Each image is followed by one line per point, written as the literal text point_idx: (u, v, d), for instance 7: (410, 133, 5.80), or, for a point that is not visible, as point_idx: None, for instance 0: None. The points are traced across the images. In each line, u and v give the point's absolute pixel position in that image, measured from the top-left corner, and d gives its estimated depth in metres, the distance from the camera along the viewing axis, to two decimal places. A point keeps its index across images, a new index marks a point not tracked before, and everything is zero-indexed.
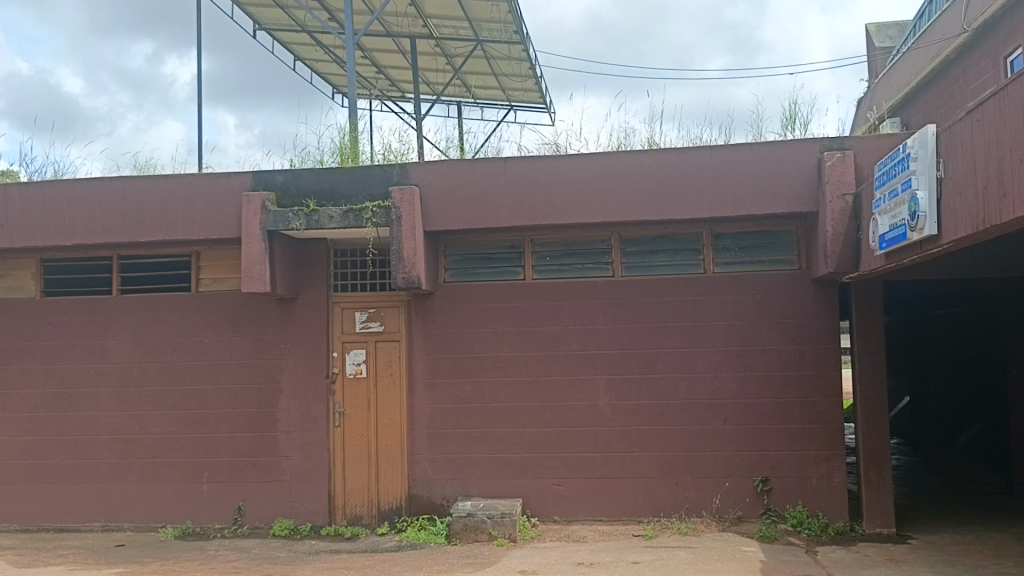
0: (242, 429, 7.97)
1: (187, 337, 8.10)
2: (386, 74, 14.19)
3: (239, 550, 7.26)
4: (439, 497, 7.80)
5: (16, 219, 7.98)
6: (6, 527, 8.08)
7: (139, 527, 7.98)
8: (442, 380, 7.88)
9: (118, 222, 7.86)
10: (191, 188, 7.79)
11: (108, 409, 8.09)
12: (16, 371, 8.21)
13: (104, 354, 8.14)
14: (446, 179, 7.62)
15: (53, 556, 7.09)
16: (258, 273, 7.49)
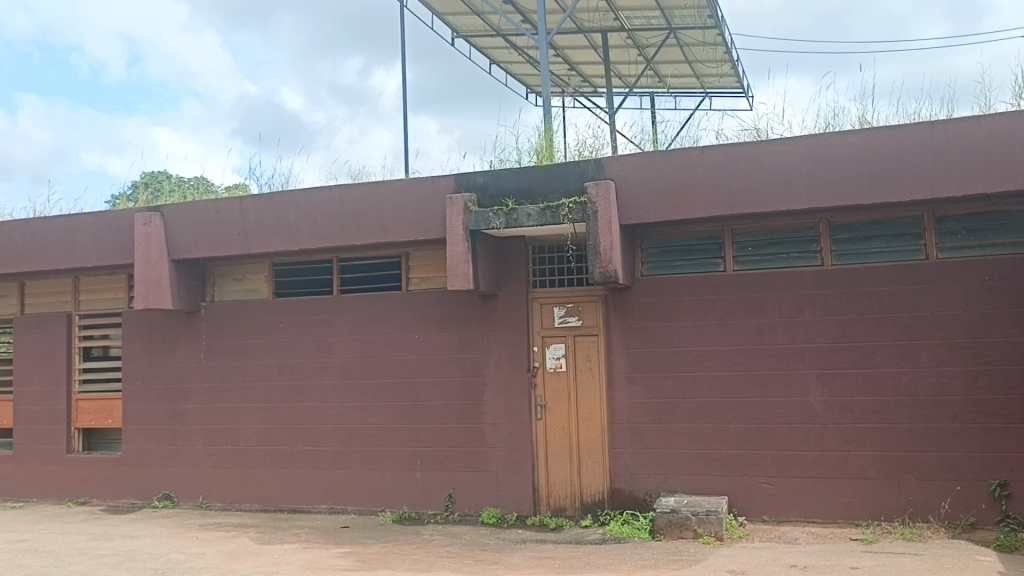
0: (451, 420, 8.35)
1: (399, 333, 8.60)
2: (579, 70, 14.29)
3: (452, 536, 7.61)
4: (642, 491, 7.77)
5: (251, 228, 8.79)
6: (248, 506, 8.94)
7: (362, 511, 8.56)
8: (642, 373, 7.84)
9: (337, 228, 8.49)
10: (400, 193, 8.24)
11: (333, 400, 8.76)
12: (253, 365, 9.07)
13: (328, 350, 8.82)
14: (642, 172, 7.57)
15: (289, 535, 7.78)
16: (461, 271, 7.79)
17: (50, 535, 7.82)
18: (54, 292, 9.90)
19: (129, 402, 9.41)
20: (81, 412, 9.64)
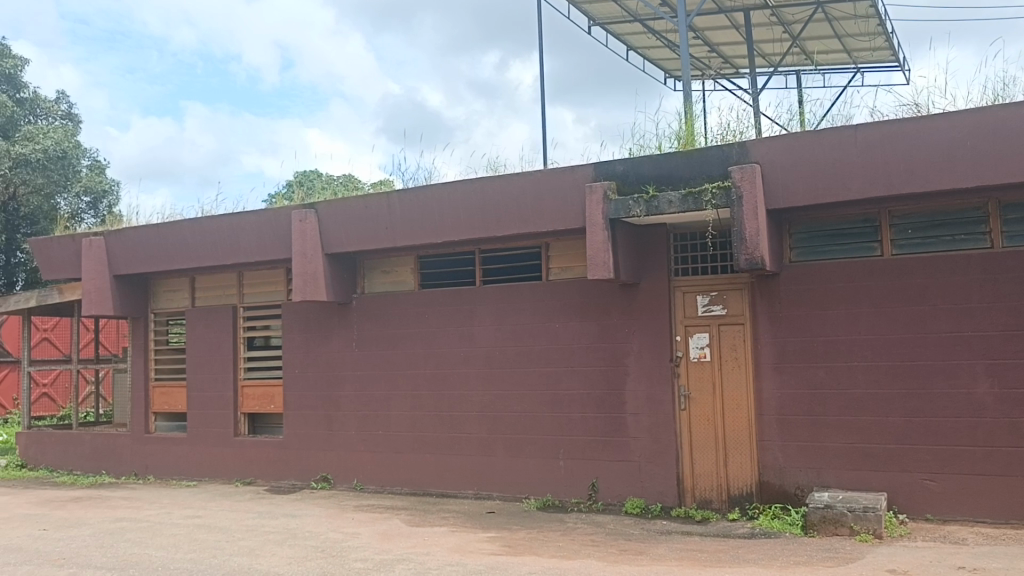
0: (593, 409, 8.36)
1: (541, 322, 8.67)
2: (719, 52, 13.90)
3: (596, 525, 7.62)
4: (793, 485, 7.51)
5: (398, 222, 9.09)
6: (398, 490, 9.29)
7: (506, 497, 8.71)
8: (791, 363, 7.56)
9: (479, 220, 8.65)
10: (540, 184, 8.29)
11: (477, 389, 8.95)
12: (401, 354, 9.40)
13: (471, 339, 9.02)
14: (789, 154, 7.29)
15: (438, 518, 8.03)
16: (602, 260, 7.77)
17: (222, 511, 8.42)
18: (221, 286, 10.63)
19: (289, 388, 9.98)
20: (247, 398, 10.30)
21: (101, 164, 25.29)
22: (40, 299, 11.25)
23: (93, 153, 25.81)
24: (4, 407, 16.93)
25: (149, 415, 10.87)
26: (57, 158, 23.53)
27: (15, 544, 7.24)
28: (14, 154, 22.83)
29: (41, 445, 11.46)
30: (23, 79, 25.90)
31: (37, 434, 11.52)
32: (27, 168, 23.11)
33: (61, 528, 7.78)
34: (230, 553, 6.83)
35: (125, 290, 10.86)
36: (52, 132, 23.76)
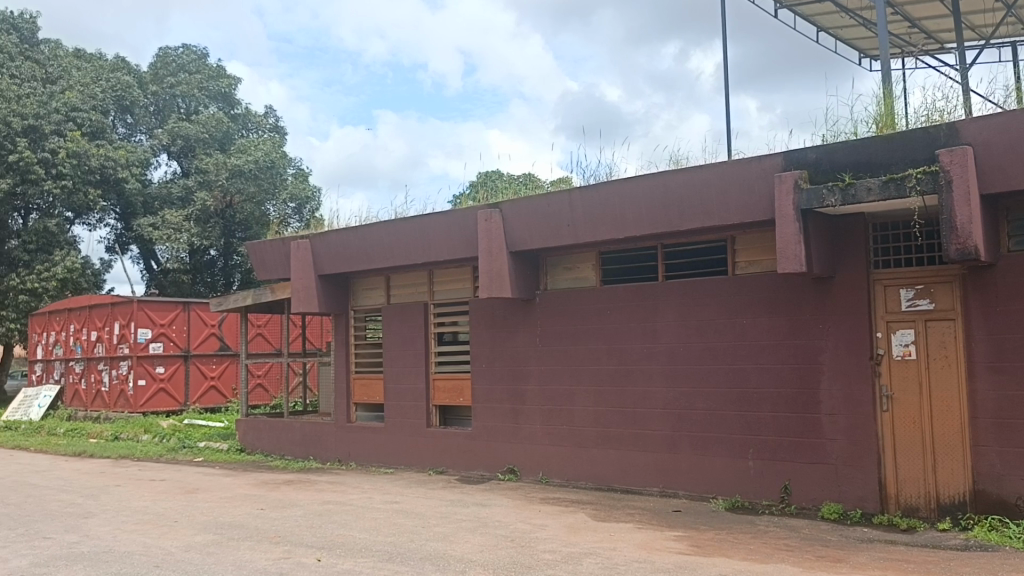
0: (784, 408, 8.03)
1: (728, 318, 8.44)
2: (922, 27, 12.92)
3: (790, 529, 7.32)
4: (1013, 495, 6.86)
5: (580, 219, 9.14)
6: (583, 484, 9.35)
7: (693, 496, 8.55)
8: (1010, 362, 6.91)
9: (662, 215, 8.54)
10: (726, 176, 8.06)
11: (661, 385, 8.85)
12: (584, 350, 9.46)
13: (655, 335, 8.92)
14: (1006, 133, 6.68)
15: (624, 514, 8.02)
16: (793, 253, 7.44)
17: (417, 498, 8.85)
18: (413, 284, 11.15)
19: (477, 382, 10.31)
20: (438, 391, 10.76)
21: (304, 172, 27.28)
22: (255, 297, 12.25)
23: (297, 162, 27.90)
24: (225, 396, 18.66)
25: (350, 406, 11.60)
26: (266, 167, 25.59)
27: (238, 521, 7.98)
28: (230, 165, 25.07)
29: (258, 431, 12.53)
30: (237, 97, 28.43)
31: (254, 421, 12.60)
32: (241, 178, 25.32)
33: (276, 508, 8.47)
34: (425, 538, 7.16)
35: (328, 288, 11.64)
36: (262, 144, 25.92)
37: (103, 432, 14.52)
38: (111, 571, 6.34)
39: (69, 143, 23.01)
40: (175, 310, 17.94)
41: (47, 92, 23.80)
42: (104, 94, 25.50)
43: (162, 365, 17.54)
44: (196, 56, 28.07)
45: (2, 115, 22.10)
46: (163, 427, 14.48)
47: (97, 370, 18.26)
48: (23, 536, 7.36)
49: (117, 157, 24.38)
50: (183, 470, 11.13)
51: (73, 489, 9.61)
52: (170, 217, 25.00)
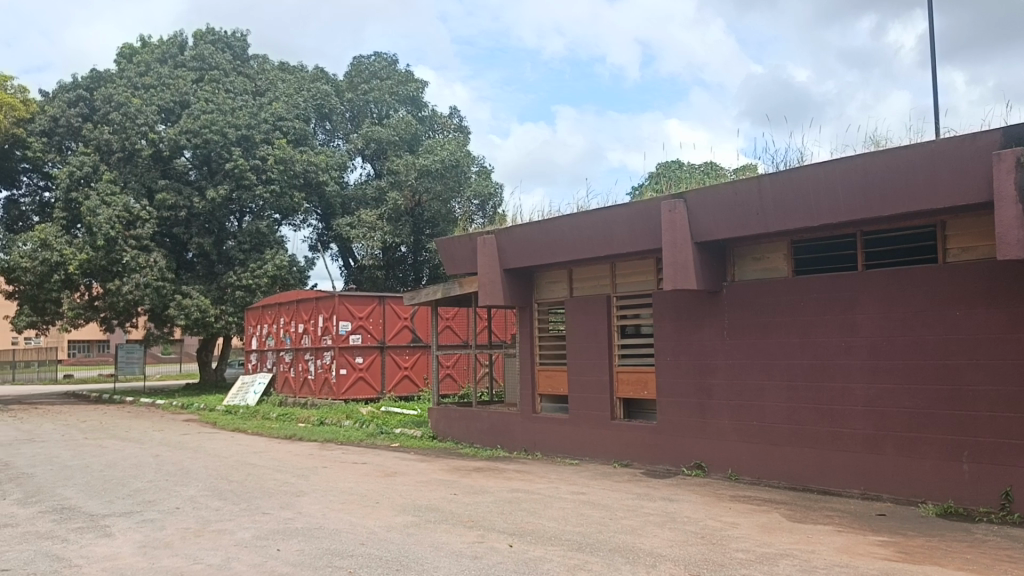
0: (1004, 408, 7.35)
1: (937, 310, 7.83)
2: None
3: (1012, 540, 6.70)
4: None
5: (770, 207, 8.81)
6: (776, 483, 9.00)
7: (899, 500, 8.02)
8: None
9: (861, 200, 8.06)
10: (933, 157, 7.49)
11: (861, 381, 8.36)
12: (776, 344, 9.10)
13: (854, 329, 8.44)
14: None
15: (821, 516, 7.65)
16: (1014, 238, 6.81)
17: (604, 490, 8.87)
18: (597, 276, 11.17)
19: (662, 376, 10.19)
20: (622, 384, 10.75)
21: (487, 170, 28.06)
22: (445, 291, 12.76)
23: (480, 160, 28.77)
24: (418, 385, 19.56)
25: (535, 397, 11.83)
26: (451, 167, 26.45)
27: (434, 504, 8.34)
28: (419, 165, 26.14)
29: (449, 420, 13.04)
30: (424, 99, 29.70)
31: (445, 410, 13.12)
32: (429, 177, 26.36)
33: (469, 494, 8.79)
34: (615, 530, 7.17)
35: (513, 281, 11.89)
36: (448, 144, 26.90)
37: (310, 417, 15.65)
38: (322, 547, 6.81)
39: (277, 150, 24.91)
40: (372, 304, 19.03)
41: (257, 104, 25.94)
42: (305, 102, 27.53)
43: (361, 355, 18.64)
44: (386, 62, 29.58)
45: (222, 127, 24.29)
46: (363, 413, 15.41)
47: (304, 360, 19.71)
48: (247, 511, 8.07)
49: (317, 162, 26.15)
50: (382, 454, 11.79)
51: (286, 469, 10.43)
52: (365, 216, 26.50)
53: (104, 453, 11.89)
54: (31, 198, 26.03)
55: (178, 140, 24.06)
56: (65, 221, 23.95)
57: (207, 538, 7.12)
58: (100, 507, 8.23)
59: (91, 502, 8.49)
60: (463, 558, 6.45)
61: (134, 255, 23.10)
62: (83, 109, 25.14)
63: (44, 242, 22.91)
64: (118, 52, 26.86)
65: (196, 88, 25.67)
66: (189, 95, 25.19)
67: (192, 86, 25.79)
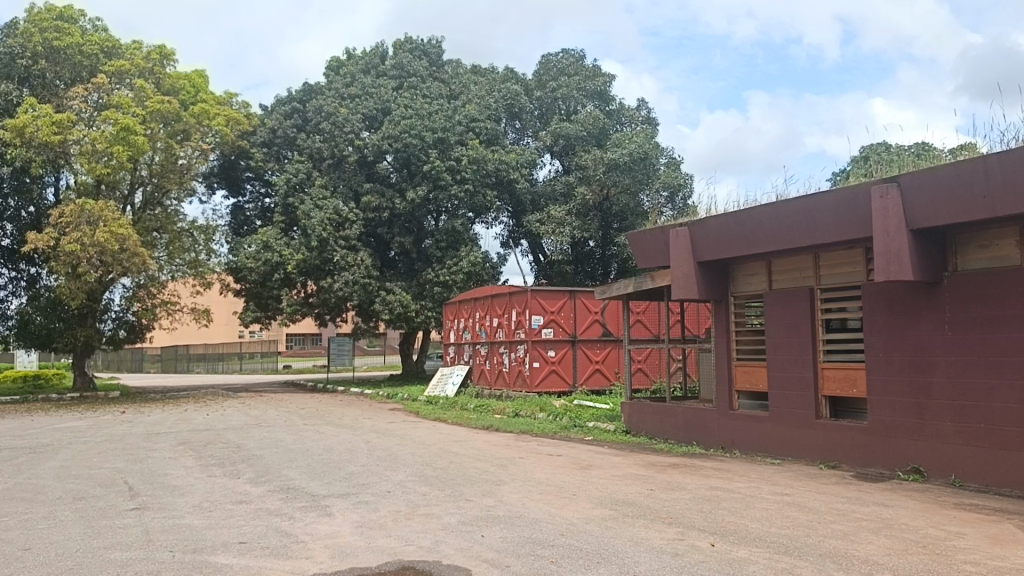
0: None
1: None
2: None
3: None
4: None
5: (998, 189, 8.02)
6: (1007, 492, 8.21)
7: None
8: None
9: None
10: None
11: None
12: (1007, 339, 8.30)
13: None
14: None
15: None
16: None
17: (810, 492, 8.47)
18: (798, 267, 10.68)
19: (872, 373, 9.58)
20: (828, 381, 10.21)
21: (676, 161, 27.61)
22: (637, 284, 12.67)
23: (669, 151, 28.37)
24: (609, 379, 19.58)
25: (733, 392, 11.49)
26: (640, 159, 26.19)
27: (631, 499, 8.32)
28: (607, 160, 25.98)
29: (642, 415, 12.96)
30: (611, 93, 29.58)
31: (639, 404, 13.06)
32: (617, 171, 26.17)
33: (666, 490, 8.69)
34: (823, 534, 6.82)
35: (709, 275, 11.60)
36: (636, 137, 26.66)
37: (505, 408, 16.09)
38: (524, 535, 6.98)
39: (470, 151, 25.74)
40: (563, 299, 19.29)
41: (452, 107, 26.92)
42: (496, 103, 28.32)
43: (553, 349, 18.94)
44: (574, 58, 29.71)
45: (419, 131, 25.46)
46: (556, 406, 15.64)
47: (499, 353, 20.26)
48: (452, 497, 8.43)
49: (509, 160, 26.73)
50: (577, 447, 11.90)
51: (486, 458, 10.78)
52: (554, 212, 26.77)
53: (321, 438, 12.83)
54: (254, 205, 28.57)
55: (381, 145, 25.54)
56: (283, 224, 26.13)
57: (417, 521, 7.50)
58: (320, 488, 8.89)
59: (312, 483, 9.19)
60: (664, 555, 6.38)
61: (344, 254, 24.72)
62: (297, 120, 27.34)
63: (266, 244, 25.13)
64: (327, 65, 28.83)
65: (396, 95, 27.11)
66: (390, 102, 26.67)
67: (393, 93, 27.26)
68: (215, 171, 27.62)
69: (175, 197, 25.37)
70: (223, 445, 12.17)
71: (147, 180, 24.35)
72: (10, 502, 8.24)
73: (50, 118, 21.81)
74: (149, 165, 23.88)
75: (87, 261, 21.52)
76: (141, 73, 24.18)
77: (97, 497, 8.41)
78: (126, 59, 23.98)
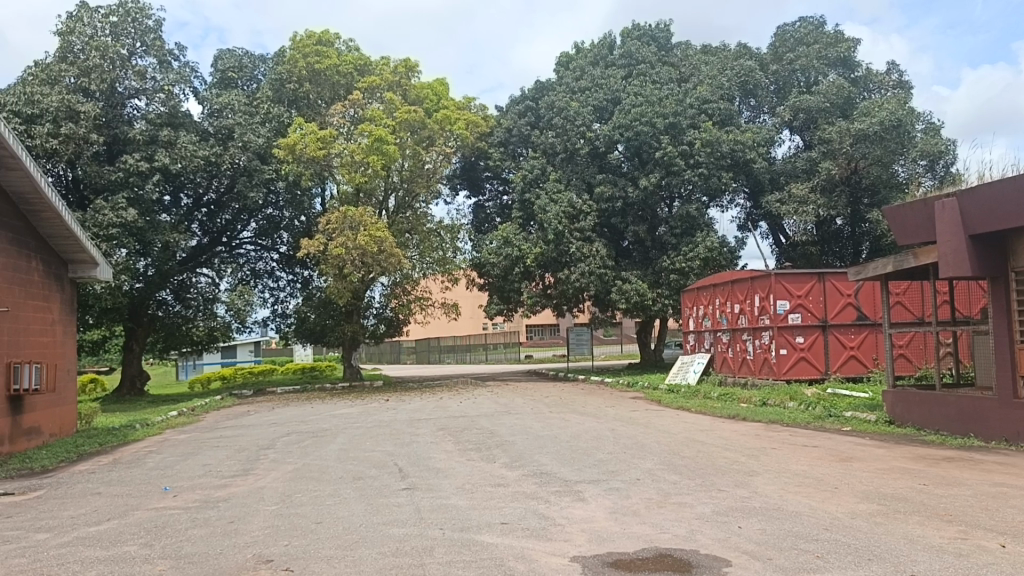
0: None
1: None
2: None
3: None
4: None
5: None
6: None
7: None
8: None
9: None
10: None
11: None
12: None
13: None
14: None
15: None
16: None
17: None
18: None
19: None
20: None
21: (935, 126, 25.28)
22: (896, 263, 11.87)
23: (925, 116, 26.02)
24: (866, 366, 18.31)
25: (1017, 380, 10.26)
26: (893, 127, 24.10)
27: (900, 494, 7.73)
28: (854, 131, 24.21)
29: (907, 405, 12.03)
30: (856, 59, 27.56)
31: (903, 393, 12.13)
32: (867, 142, 24.30)
33: (942, 486, 7.98)
34: None
35: (982, 248, 10.49)
36: (887, 104, 24.64)
37: (752, 397, 15.59)
38: (785, 528, 6.73)
39: (704, 133, 25.11)
40: (811, 282, 18.32)
41: (683, 90, 26.52)
42: (730, 81, 27.40)
43: (801, 335, 18.09)
44: (813, 26, 27.96)
45: (650, 118, 25.22)
46: (808, 395, 14.89)
47: (742, 340, 19.66)
48: (704, 487, 8.30)
49: (745, 140, 25.66)
50: (834, 438, 11.27)
51: (736, 448, 10.51)
52: (796, 190, 25.45)
53: (568, 425, 13.16)
54: (494, 202, 29.86)
55: (612, 135, 25.61)
56: (521, 219, 27.08)
57: (671, 509, 7.48)
58: (572, 474, 9.12)
59: (563, 468, 9.46)
60: (945, 555, 5.87)
61: (579, 246, 25.14)
62: (531, 118, 28.22)
63: (506, 240, 26.12)
64: (557, 61, 29.46)
65: (626, 84, 27.12)
66: (620, 91, 26.72)
67: (622, 82, 27.32)
68: (457, 173, 29.30)
69: (423, 200, 27.08)
70: (478, 432, 12.85)
71: (399, 186, 26.26)
72: (302, 480, 9.25)
73: (315, 136, 24.08)
74: (400, 171, 25.73)
75: (351, 263, 23.60)
76: (390, 87, 26.04)
77: (373, 477, 9.22)
78: (377, 75, 25.92)
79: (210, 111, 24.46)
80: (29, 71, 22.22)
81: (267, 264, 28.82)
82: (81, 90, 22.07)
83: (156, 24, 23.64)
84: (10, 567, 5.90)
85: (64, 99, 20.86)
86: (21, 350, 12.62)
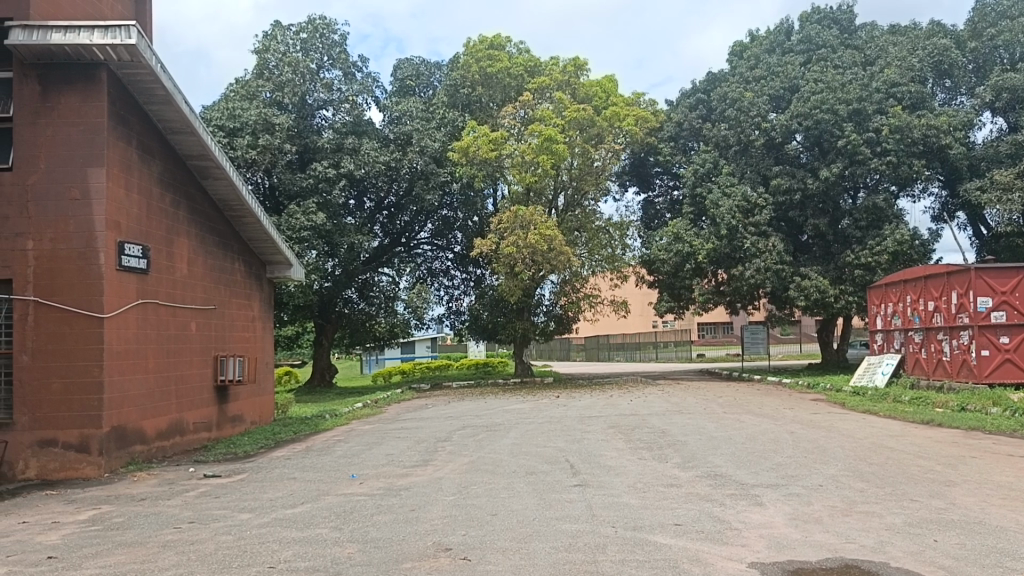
0: None
1: None
2: None
3: None
4: None
5: None
6: None
7: None
8: None
9: None
10: None
11: None
12: None
13: None
14: None
15: None
16: None
17: None
18: None
19: None
20: None
21: None
22: None
23: None
24: None
25: None
26: None
27: None
28: None
29: None
30: None
31: None
32: None
33: None
34: None
35: None
36: None
37: (948, 401, 14.45)
38: (988, 544, 6.20)
39: (892, 119, 23.56)
40: (1018, 276, 16.68)
41: (867, 75, 25.04)
42: (921, 62, 25.40)
43: (1007, 335, 16.57)
44: None
45: (831, 105, 23.96)
46: (1014, 400, 13.63)
47: (937, 340, 18.28)
48: (894, 496, 7.80)
49: (939, 124, 23.71)
50: None
51: (930, 456, 9.79)
52: (999, 177, 23.31)
53: (743, 426, 12.78)
54: (664, 198, 29.43)
55: (789, 125, 24.48)
56: (693, 214, 26.53)
57: (858, 518, 7.09)
58: (748, 477, 8.85)
59: (739, 471, 9.19)
60: None
61: (754, 241, 24.28)
62: (702, 110, 27.57)
63: (677, 236, 25.73)
64: (731, 51, 28.65)
65: (805, 70, 25.89)
66: (798, 78, 25.52)
67: (801, 69, 26.11)
68: (627, 169, 29.21)
69: (592, 198, 27.16)
70: (649, 430, 12.74)
71: (568, 184, 26.50)
72: (477, 472, 9.55)
73: (488, 138, 24.72)
74: (569, 170, 25.95)
75: (522, 261, 24.05)
76: (560, 86, 26.26)
77: (546, 472, 9.36)
78: (547, 75, 26.23)
79: (391, 118, 25.71)
80: (232, 88, 24.34)
81: (442, 263, 29.91)
82: (276, 104, 23.94)
83: (341, 37, 25.11)
84: (220, 542, 6.51)
85: (261, 113, 22.69)
86: (227, 344, 13.83)
